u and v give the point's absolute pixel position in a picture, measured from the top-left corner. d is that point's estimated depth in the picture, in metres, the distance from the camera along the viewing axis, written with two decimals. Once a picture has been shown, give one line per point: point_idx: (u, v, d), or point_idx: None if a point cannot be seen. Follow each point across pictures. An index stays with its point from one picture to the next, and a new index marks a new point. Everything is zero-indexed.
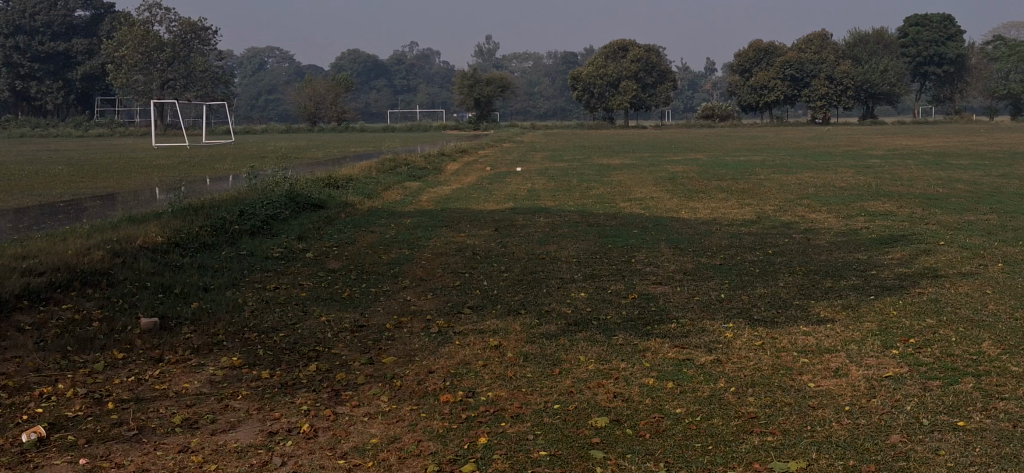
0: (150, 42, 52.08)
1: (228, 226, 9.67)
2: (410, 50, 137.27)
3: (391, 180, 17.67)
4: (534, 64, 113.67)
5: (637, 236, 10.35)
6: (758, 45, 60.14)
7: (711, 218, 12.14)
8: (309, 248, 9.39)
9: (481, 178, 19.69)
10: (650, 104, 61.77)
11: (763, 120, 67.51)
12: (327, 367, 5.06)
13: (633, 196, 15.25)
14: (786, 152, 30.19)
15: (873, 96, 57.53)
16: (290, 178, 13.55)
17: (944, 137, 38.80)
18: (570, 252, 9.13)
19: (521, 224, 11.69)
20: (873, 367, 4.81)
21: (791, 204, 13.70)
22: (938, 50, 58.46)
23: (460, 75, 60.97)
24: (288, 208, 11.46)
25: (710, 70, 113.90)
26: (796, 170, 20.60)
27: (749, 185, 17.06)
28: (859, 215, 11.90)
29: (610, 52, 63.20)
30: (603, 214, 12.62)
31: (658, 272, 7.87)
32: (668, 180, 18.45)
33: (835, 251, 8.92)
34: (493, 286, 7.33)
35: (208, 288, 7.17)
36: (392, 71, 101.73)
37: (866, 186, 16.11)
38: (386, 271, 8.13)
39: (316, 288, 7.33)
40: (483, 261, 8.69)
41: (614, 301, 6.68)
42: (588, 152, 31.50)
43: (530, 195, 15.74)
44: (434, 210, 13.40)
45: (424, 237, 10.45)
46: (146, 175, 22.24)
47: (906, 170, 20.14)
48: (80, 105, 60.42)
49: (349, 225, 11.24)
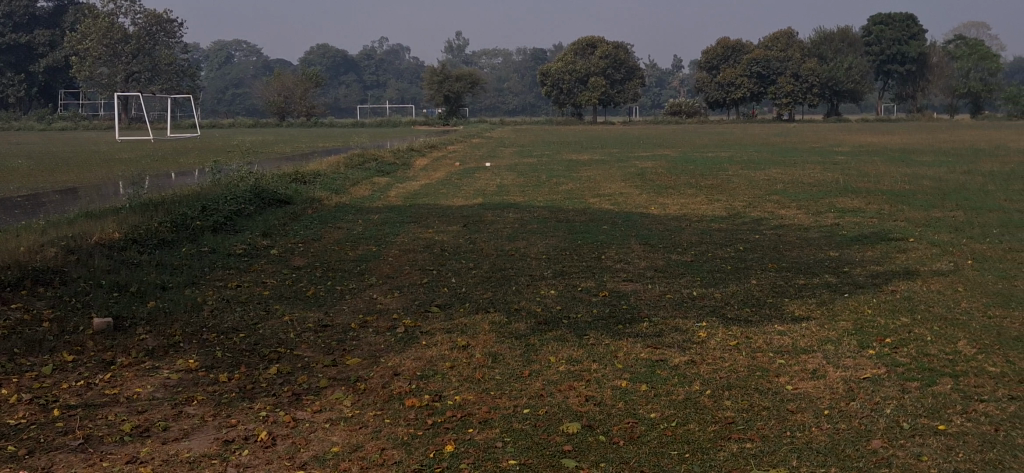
0: (114, 34, 51.34)
1: (189, 222, 9.42)
2: (379, 46, 136.57)
3: (358, 175, 17.43)
4: (503, 60, 113.53)
5: (607, 232, 10.20)
6: (726, 42, 60.30)
7: (681, 214, 12.03)
8: (273, 245, 9.16)
9: (449, 174, 19.48)
10: (618, 100, 61.79)
11: (731, 117, 67.86)
12: (287, 369, 4.86)
13: (603, 192, 15.13)
14: (753, 147, 30.24)
15: (838, 94, 58.02)
16: (255, 173, 13.28)
17: (908, 135, 39.19)
18: (539, 249, 8.97)
19: (490, 219, 11.51)
20: (850, 368, 4.69)
21: (760, 199, 13.63)
22: (901, 49, 59.02)
23: (428, 71, 60.69)
24: (253, 203, 11.22)
25: (678, 67, 114.39)
26: (763, 166, 20.61)
27: (718, 181, 16.98)
28: (828, 212, 11.85)
29: (579, 48, 63.18)
30: (572, 210, 12.48)
31: (629, 269, 7.72)
32: (637, 176, 18.38)
33: (805, 247, 8.83)
34: (461, 284, 7.15)
35: (166, 287, 6.95)
36: (360, 66, 101.14)
37: (833, 182, 16.12)
38: (352, 268, 7.92)
39: (280, 286, 7.12)
40: (453, 258, 8.50)
41: (585, 300, 6.52)
42: (556, 147, 31.37)
43: (499, 191, 15.56)
44: (402, 205, 13.19)
45: (391, 233, 10.24)
46: (108, 169, 21.81)
47: (872, 166, 20.19)
48: (42, 98, 59.54)
49: (315, 220, 11.01)
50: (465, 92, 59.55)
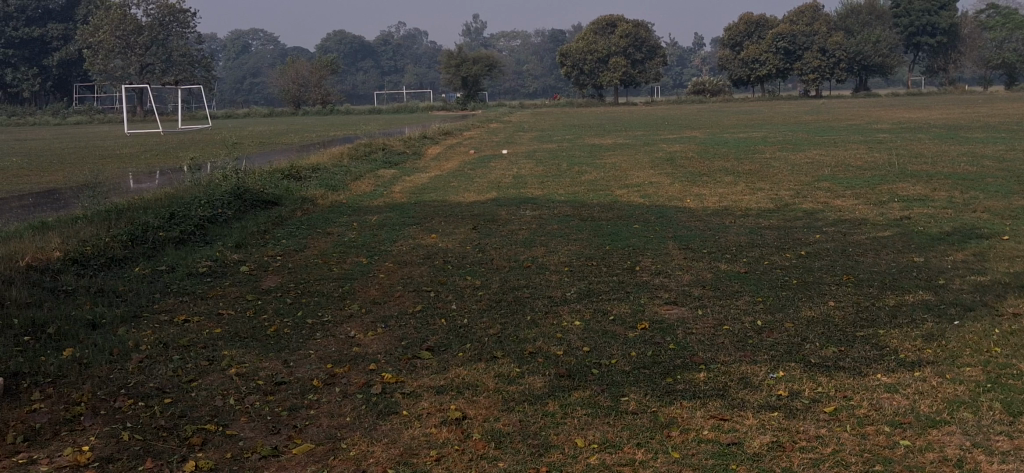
0: (127, 26, 50.02)
1: (150, 233, 8.06)
2: (396, 30, 134.60)
3: (363, 167, 16.07)
4: (522, 42, 111.78)
5: (639, 233, 8.77)
6: (749, 18, 58.32)
7: (722, 207, 10.60)
8: (246, 260, 7.77)
9: (464, 164, 18.11)
10: (640, 81, 59.95)
11: (757, 94, 65.88)
12: (209, 464, 3.48)
13: (631, 182, 13.63)
14: (785, 127, 28.58)
15: (867, 68, 56.00)
16: (243, 170, 11.90)
17: (946, 109, 37.32)
18: (560, 258, 7.56)
19: (504, 219, 10.09)
20: (1011, 459, 3.26)
21: (809, 187, 12.14)
22: (931, 20, 56.68)
23: (445, 55, 59.27)
24: (232, 207, 9.84)
25: (699, 45, 111.96)
26: (802, 148, 18.99)
27: (756, 165, 15.51)
28: (892, 201, 10.35)
29: (599, 27, 61.59)
30: (598, 205, 11.05)
31: (671, 287, 6.27)
32: (666, 162, 16.94)
33: (878, 250, 7.37)
34: (462, 313, 5.73)
35: (95, 327, 5.58)
36: (379, 52, 99.83)
37: (885, 165, 14.56)
38: (332, 291, 6.52)
39: (240, 319, 5.76)
40: (455, 273, 7.07)
41: (618, 335, 5.08)
42: (578, 131, 29.95)
43: (517, 182, 14.18)
44: (406, 203, 11.78)
45: (387, 240, 8.82)
46: (104, 167, 20.48)
47: (921, 145, 18.61)
48: (57, 92, 58.45)
49: (303, 225, 9.64)
50: (482, 75, 58.02)
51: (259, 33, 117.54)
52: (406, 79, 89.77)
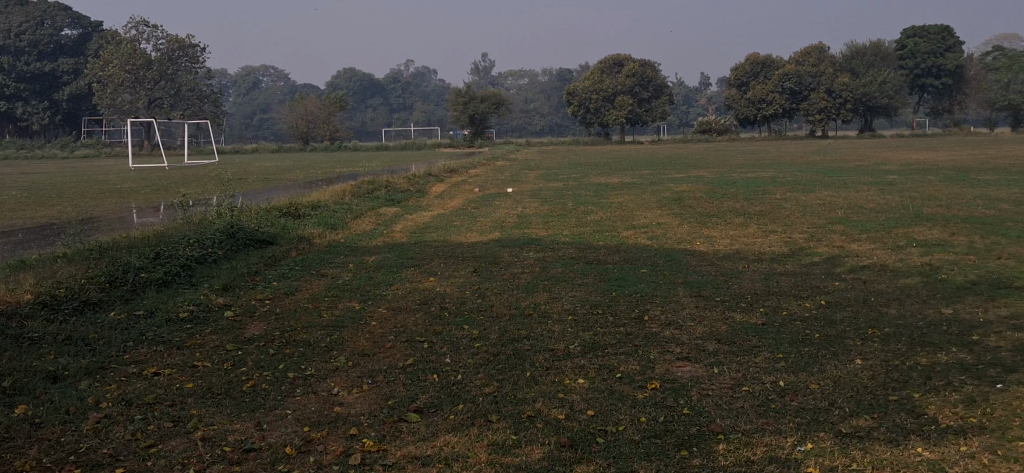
0: (136, 60, 49.92)
1: (133, 274, 7.64)
2: (404, 68, 135.10)
3: (365, 205, 15.67)
4: (529, 81, 112.12)
5: (647, 279, 8.34)
6: (755, 58, 58.23)
7: (732, 249, 10.19)
8: (231, 303, 7.33)
9: (467, 202, 17.75)
10: (647, 120, 59.76)
11: (764, 133, 65.67)
12: None
13: (637, 222, 13.24)
14: (793, 167, 28.23)
15: (872, 109, 55.83)
16: (238, 208, 11.51)
17: (953, 150, 36.94)
18: (565, 306, 7.13)
19: (505, 261, 9.67)
20: None
21: (823, 230, 11.74)
22: (937, 63, 56.55)
23: (453, 92, 59.17)
24: (222, 246, 9.42)
25: (705, 85, 112.16)
26: (812, 189, 18.61)
27: (766, 206, 15.11)
28: (910, 246, 9.94)
29: (606, 67, 61.56)
30: (605, 247, 10.66)
31: (683, 340, 5.82)
32: (674, 202, 16.55)
33: (902, 300, 6.92)
34: (457, 368, 5.28)
35: (57, 380, 5.15)
36: (387, 89, 100.08)
37: (899, 207, 14.17)
38: (319, 340, 6.06)
39: (215, 372, 5.32)
40: (452, 321, 6.63)
41: (626, 396, 4.63)
42: (584, 170, 29.62)
43: (521, 222, 13.78)
44: (406, 243, 11.37)
45: (383, 283, 8.38)
46: (104, 201, 20.09)
47: (934, 186, 18.24)
48: (66, 126, 58.43)
49: (295, 266, 9.22)
50: (489, 113, 57.91)
51: (268, 69, 117.89)
52: (413, 116, 89.88)
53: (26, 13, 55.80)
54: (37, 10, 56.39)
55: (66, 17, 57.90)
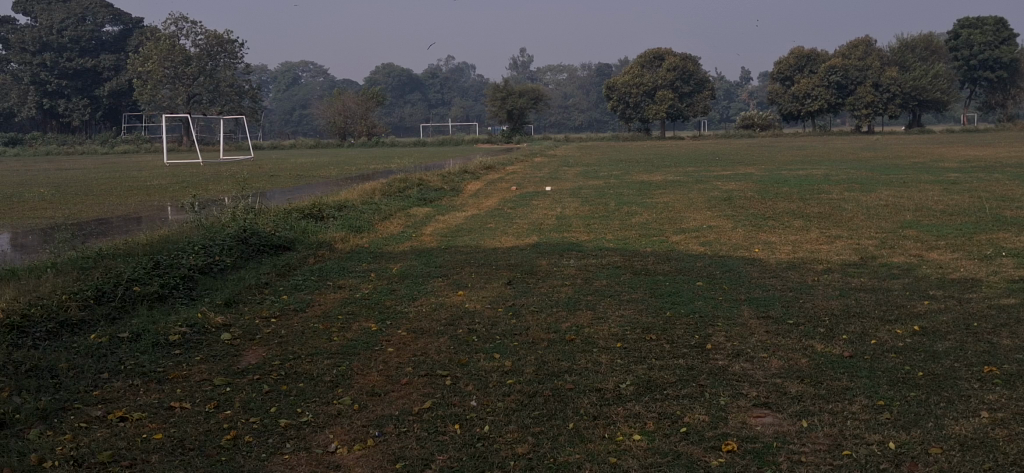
0: (175, 56, 49.44)
1: (124, 287, 6.78)
2: (444, 64, 134.23)
3: (395, 205, 14.80)
4: (569, 76, 110.85)
5: (703, 293, 7.33)
6: (800, 51, 56.44)
7: (795, 258, 9.17)
8: (231, 323, 6.44)
9: (503, 201, 16.83)
10: (688, 115, 58.62)
11: (808, 129, 63.95)
12: None
13: (686, 225, 12.25)
14: (846, 163, 26.99)
15: (922, 104, 53.96)
16: (255, 210, 10.64)
17: (1011, 146, 35.27)
18: (614, 328, 6.15)
19: (544, 270, 8.72)
20: None
21: (894, 236, 10.62)
22: (992, 55, 54.49)
23: (490, 87, 58.29)
24: (232, 254, 8.54)
25: (746, 80, 109.97)
26: (870, 188, 17.40)
27: (826, 208, 14.02)
28: (1000, 255, 8.81)
29: (646, 61, 60.01)
30: (654, 254, 9.64)
31: (756, 380, 4.83)
32: (723, 202, 15.56)
33: (1013, 327, 5.84)
34: (484, 415, 4.34)
35: (2, 428, 4.26)
36: (426, 84, 99.39)
37: (973, 209, 12.99)
38: (323, 373, 5.15)
39: (196, 420, 4.43)
40: (480, 348, 5.67)
41: (699, 465, 3.67)
42: (626, 166, 28.58)
43: (561, 224, 12.87)
44: (435, 248, 10.42)
45: (405, 297, 7.44)
46: (131, 199, 19.35)
47: (1002, 186, 16.96)
48: (107, 122, 58.23)
49: (311, 276, 8.32)
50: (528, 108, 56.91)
51: (306, 66, 117.53)
52: (451, 112, 89.12)
53: (67, 10, 55.77)
54: (78, 6, 56.31)
55: (108, 13, 57.81)
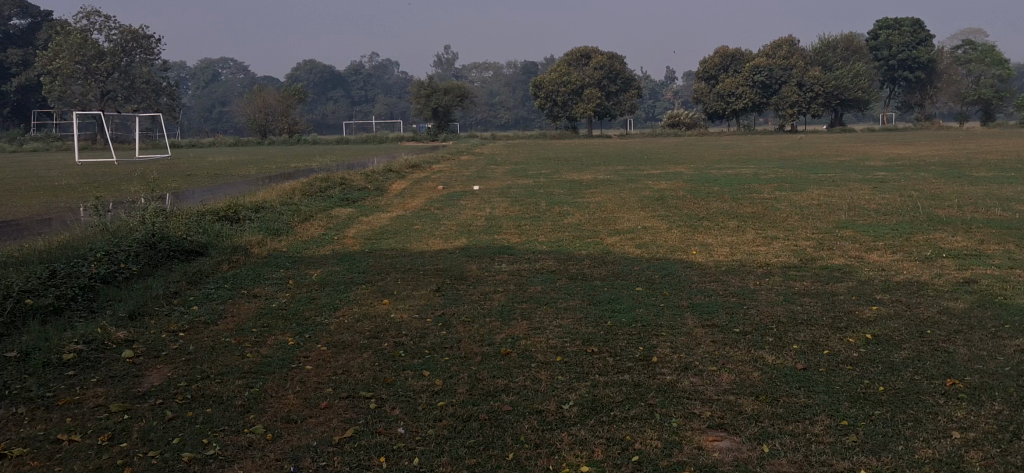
0: (87, 50, 47.63)
1: (13, 300, 6.14)
2: (368, 61, 132.65)
3: (316, 206, 14.20)
4: (496, 73, 110.68)
5: (643, 300, 6.99)
6: (724, 51, 57.05)
7: (734, 261, 8.90)
8: (134, 339, 5.87)
9: (430, 201, 16.37)
10: (615, 113, 58.90)
11: (732, 128, 64.68)
12: None
13: (620, 226, 11.95)
14: (773, 162, 27.14)
15: (844, 103, 54.96)
16: (165, 212, 9.98)
17: (929, 145, 36.00)
18: (552, 340, 5.74)
19: (476, 276, 8.30)
20: None
21: (831, 236, 10.44)
22: (911, 55, 55.81)
23: (416, 84, 57.62)
24: (138, 261, 7.91)
25: (670, 79, 111.02)
26: (801, 186, 17.38)
27: (758, 207, 13.87)
28: (941, 257, 8.67)
29: (573, 59, 60.02)
30: (588, 257, 9.29)
31: (708, 398, 4.47)
32: (657, 201, 15.34)
33: (967, 335, 5.60)
34: (412, 445, 3.89)
35: None
36: (350, 81, 98.14)
37: (906, 208, 12.96)
38: (233, 397, 4.63)
39: (84, 455, 3.88)
40: (409, 365, 5.21)
41: None
42: (554, 165, 28.31)
43: (490, 225, 12.46)
44: (359, 252, 9.91)
45: (326, 307, 6.93)
46: (33, 200, 18.31)
47: (930, 184, 17.09)
48: (15, 119, 55.90)
49: (224, 285, 7.76)
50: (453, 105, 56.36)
51: (227, 62, 115.11)
52: (376, 109, 88.17)
53: None
54: None
55: (14, 7, 55.53)
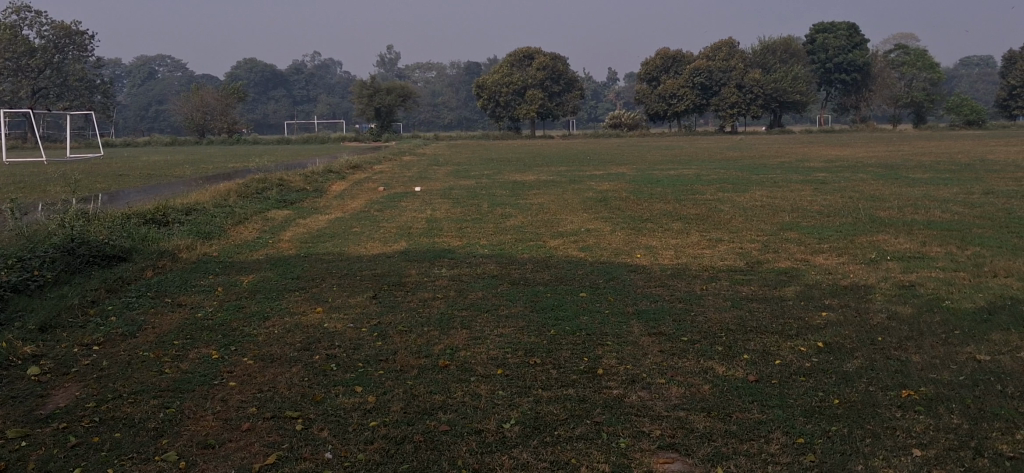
0: (17, 46, 46.12)
1: None
2: (308, 60, 131.19)
3: (251, 208, 13.75)
4: (438, 73, 110.61)
5: (587, 306, 6.74)
6: (666, 52, 57.31)
7: (679, 265, 8.70)
8: (43, 354, 5.45)
9: (370, 202, 15.98)
10: (558, 113, 58.86)
11: (674, 129, 65.11)
12: None
13: (564, 228, 11.71)
14: (714, 163, 27.21)
15: (783, 105, 55.44)
16: (87, 215, 9.49)
17: (867, 147, 36.51)
18: (492, 351, 5.44)
19: (414, 281, 7.97)
20: None
21: (776, 238, 10.32)
22: (847, 58, 56.68)
23: (357, 84, 56.96)
24: (54, 269, 7.45)
25: (613, 80, 111.56)
26: (743, 188, 17.33)
27: (703, 209, 13.73)
28: (885, 259, 8.58)
29: (516, 59, 59.77)
30: (530, 261, 9.02)
31: (657, 413, 4.21)
32: (600, 202, 15.14)
33: (919, 341, 5.45)
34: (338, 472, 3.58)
35: None
36: (291, 81, 97.06)
37: (848, 210, 12.92)
38: (147, 419, 4.27)
39: None
40: (339, 380, 4.88)
41: None
42: (497, 165, 28.06)
43: (432, 227, 12.13)
44: (293, 256, 9.53)
45: (255, 316, 6.55)
46: None
47: (870, 185, 17.16)
48: None
49: (147, 293, 7.33)
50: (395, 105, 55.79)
51: (163, 60, 112.77)
52: (318, 108, 87.82)
53: None
54: None
55: None
